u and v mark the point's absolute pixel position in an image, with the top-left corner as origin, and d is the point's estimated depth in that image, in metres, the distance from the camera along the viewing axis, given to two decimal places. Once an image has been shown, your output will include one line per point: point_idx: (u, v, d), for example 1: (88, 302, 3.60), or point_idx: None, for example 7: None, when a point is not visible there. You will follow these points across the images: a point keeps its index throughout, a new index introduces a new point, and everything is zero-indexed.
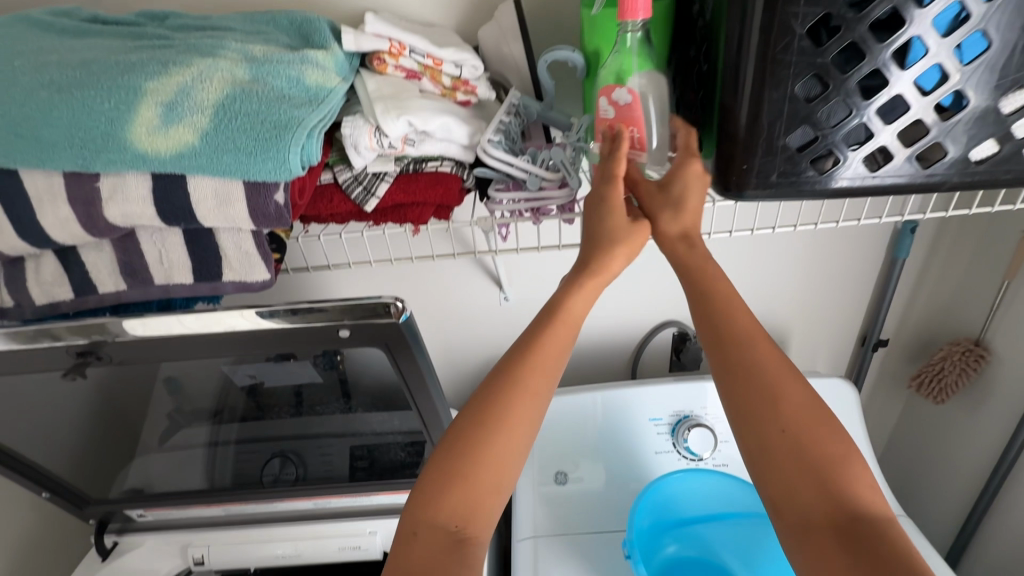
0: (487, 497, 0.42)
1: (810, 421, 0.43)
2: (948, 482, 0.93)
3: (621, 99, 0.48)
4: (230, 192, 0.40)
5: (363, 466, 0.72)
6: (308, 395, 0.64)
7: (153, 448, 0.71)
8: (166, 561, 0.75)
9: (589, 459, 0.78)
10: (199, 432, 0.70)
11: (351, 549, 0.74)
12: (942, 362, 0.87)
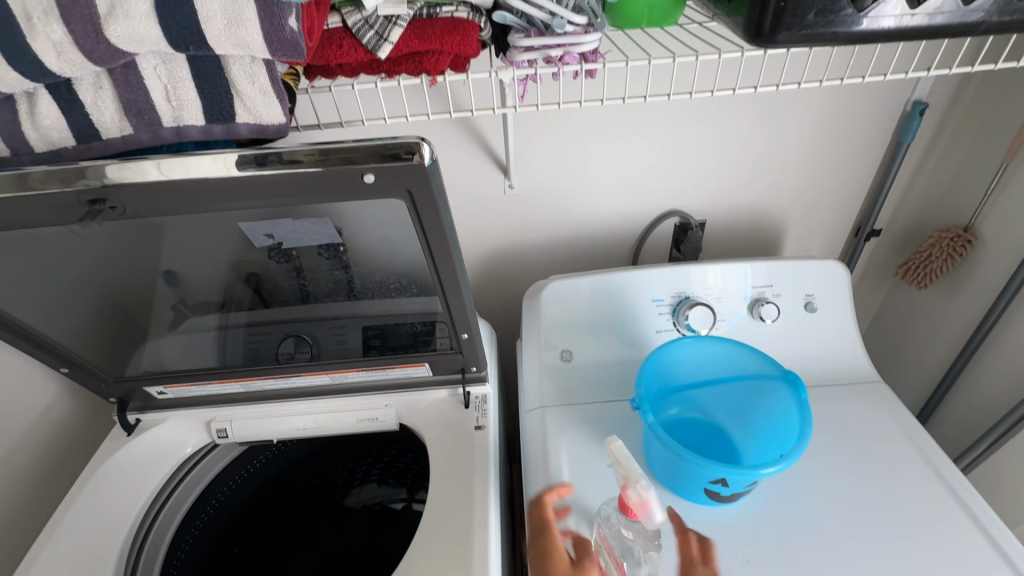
0: None
1: None
2: (921, 361, 1.01)
3: (639, 495, 0.53)
4: (241, 10, 0.37)
5: (377, 344, 0.75)
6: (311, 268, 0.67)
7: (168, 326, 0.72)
8: (191, 435, 0.78)
9: (593, 340, 0.82)
10: (213, 303, 0.71)
11: (369, 421, 0.78)
12: (930, 249, 0.90)
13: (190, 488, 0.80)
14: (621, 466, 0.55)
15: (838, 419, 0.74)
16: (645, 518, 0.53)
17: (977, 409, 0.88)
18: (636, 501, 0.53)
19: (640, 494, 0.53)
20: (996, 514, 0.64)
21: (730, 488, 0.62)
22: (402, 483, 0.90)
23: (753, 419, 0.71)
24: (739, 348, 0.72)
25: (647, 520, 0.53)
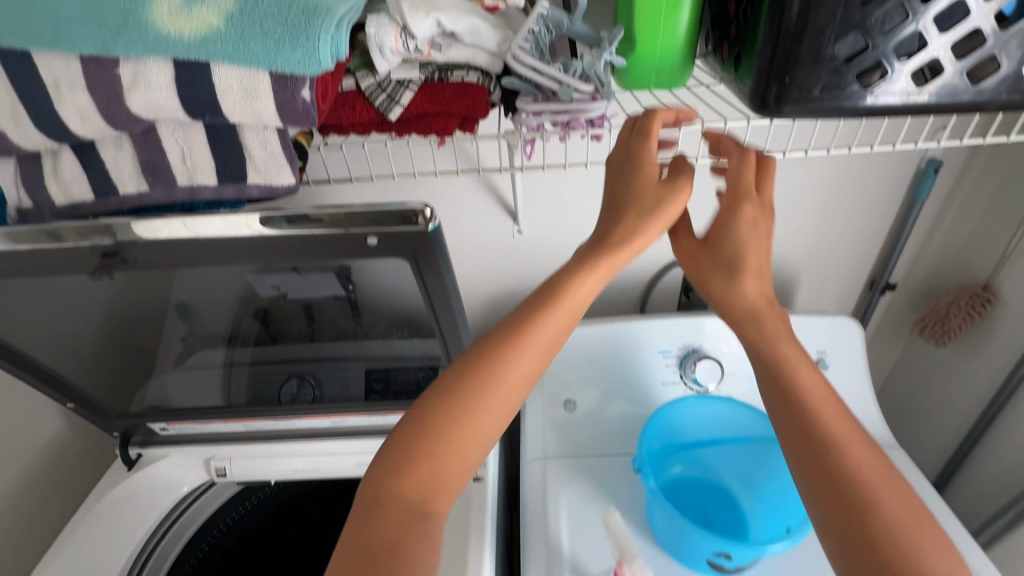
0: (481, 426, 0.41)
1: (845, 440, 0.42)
2: (940, 421, 0.97)
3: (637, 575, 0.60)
4: (256, 83, 0.38)
5: (379, 387, 0.75)
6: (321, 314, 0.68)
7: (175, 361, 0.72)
8: (189, 472, 0.78)
9: (598, 391, 0.80)
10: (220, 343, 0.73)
11: (367, 465, 0.77)
12: (948, 307, 0.88)
13: (185, 526, 0.79)
14: (618, 539, 0.63)
15: None
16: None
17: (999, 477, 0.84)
18: None
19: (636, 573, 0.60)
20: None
21: (734, 561, 0.60)
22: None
23: (762, 485, 0.68)
24: (751, 411, 0.69)
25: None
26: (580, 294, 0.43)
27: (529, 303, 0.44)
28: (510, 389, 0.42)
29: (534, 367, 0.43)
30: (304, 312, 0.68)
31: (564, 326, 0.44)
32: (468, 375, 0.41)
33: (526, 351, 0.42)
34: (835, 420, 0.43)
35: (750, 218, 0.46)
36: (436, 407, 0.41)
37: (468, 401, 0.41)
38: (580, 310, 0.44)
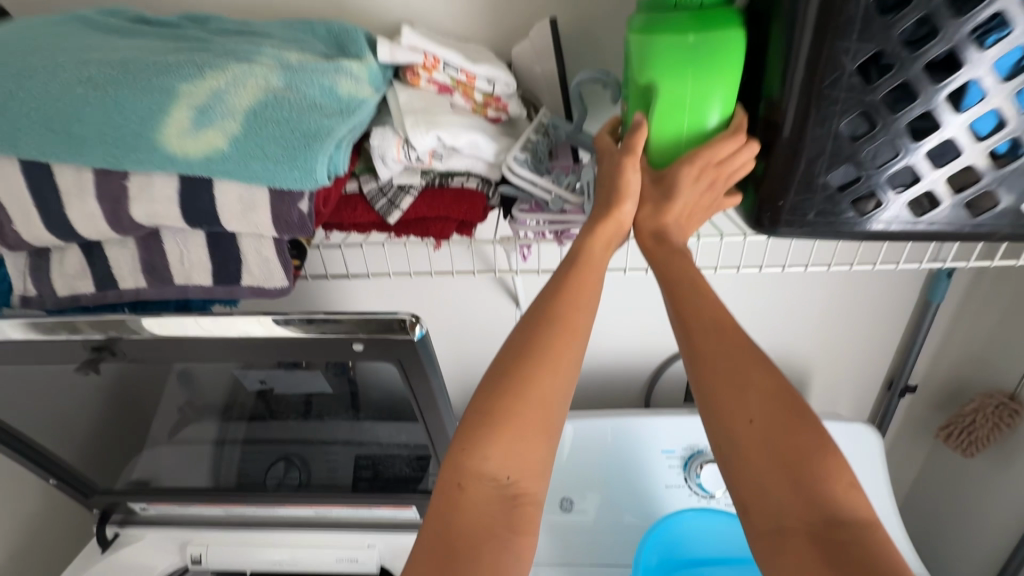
0: (529, 445, 0.39)
1: (798, 439, 0.38)
2: (974, 540, 0.89)
3: None
4: (255, 198, 0.40)
5: (367, 477, 0.71)
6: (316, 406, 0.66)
7: (164, 439, 0.71)
8: (163, 558, 0.74)
9: (596, 492, 0.76)
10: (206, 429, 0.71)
11: (348, 562, 0.73)
12: (973, 415, 0.82)
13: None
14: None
15: None
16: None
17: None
18: None
19: None
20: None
21: None
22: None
23: None
24: None
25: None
26: (595, 259, 0.44)
27: (521, 324, 0.42)
28: (530, 395, 0.39)
29: (566, 355, 0.41)
30: (303, 403, 0.66)
31: (585, 304, 0.43)
32: (496, 383, 0.40)
33: (556, 357, 0.41)
34: (794, 424, 0.38)
35: (694, 173, 0.44)
36: (479, 404, 0.40)
37: (496, 404, 0.39)
38: (599, 279, 0.44)
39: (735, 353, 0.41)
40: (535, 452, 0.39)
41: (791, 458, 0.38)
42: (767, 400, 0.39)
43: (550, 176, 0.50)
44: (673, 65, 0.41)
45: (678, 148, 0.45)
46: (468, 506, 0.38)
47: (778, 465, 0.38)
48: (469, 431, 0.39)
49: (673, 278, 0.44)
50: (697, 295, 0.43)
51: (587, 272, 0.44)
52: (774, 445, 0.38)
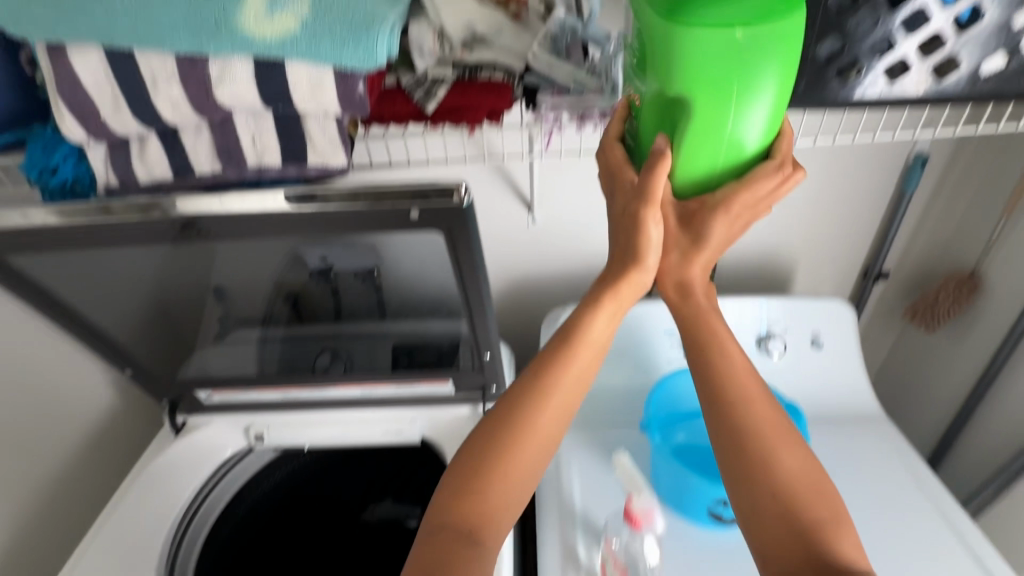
0: (516, 471, 0.47)
1: (805, 483, 0.45)
2: (930, 402, 1.03)
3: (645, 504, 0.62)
4: (322, 77, 0.46)
5: (405, 359, 0.80)
6: (347, 299, 0.73)
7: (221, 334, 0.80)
8: (230, 438, 0.85)
9: (609, 369, 0.86)
10: (249, 333, 0.78)
11: (394, 433, 0.85)
12: (937, 294, 0.94)
13: (228, 486, 0.87)
14: (628, 481, 0.63)
15: (849, 455, 0.77)
16: (647, 525, 0.62)
17: (984, 453, 0.90)
18: (640, 511, 0.62)
19: (644, 504, 0.62)
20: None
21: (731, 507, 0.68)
22: (416, 502, 0.94)
23: None
24: None
25: (650, 526, 0.62)
26: (596, 333, 0.50)
27: (536, 361, 0.51)
28: (540, 428, 0.48)
29: (565, 403, 0.49)
30: (333, 299, 0.73)
31: (579, 378, 0.50)
32: (502, 419, 0.48)
33: (549, 397, 0.49)
34: (795, 470, 0.45)
35: (727, 211, 0.46)
36: (486, 446, 0.48)
37: (506, 436, 0.48)
38: (597, 350, 0.51)
39: (738, 421, 0.47)
40: (516, 476, 0.47)
41: (795, 498, 0.44)
42: (774, 438, 0.46)
43: (570, 61, 0.56)
44: (711, 76, 0.40)
45: (713, 167, 0.46)
46: (450, 537, 0.44)
47: (781, 513, 0.44)
48: (476, 466, 0.47)
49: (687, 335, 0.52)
50: (704, 348, 0.50)
51: (593, 324, 0.50)
52: (785, 496, 0.45)
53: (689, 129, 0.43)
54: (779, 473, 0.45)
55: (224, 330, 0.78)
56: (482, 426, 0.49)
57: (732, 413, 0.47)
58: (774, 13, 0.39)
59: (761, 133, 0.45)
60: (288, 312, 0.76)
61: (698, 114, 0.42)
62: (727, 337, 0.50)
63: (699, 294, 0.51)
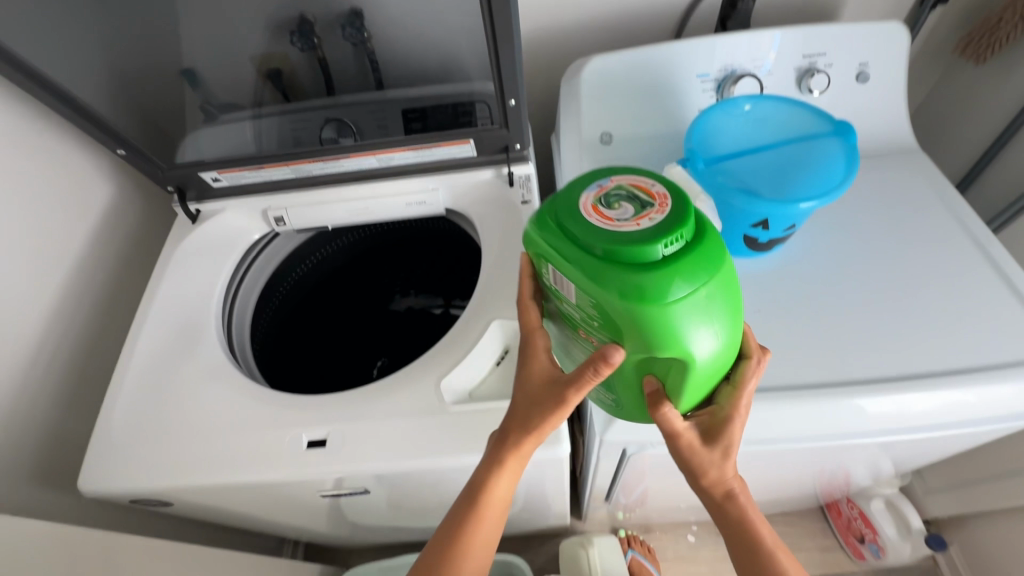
0: (465, 573, 0.54)
1: (763, 526, 0.55)
2: (966, 144, 1.00)
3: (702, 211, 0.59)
4: None
5: (417, 120, 0.75)
6: (335, 61, 0.70)
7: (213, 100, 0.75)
8: (252, 222, 0.84)
9: (636, 124, 0.80)
10: (241, 94, 0.74)
11: (417, 205, 0.82)
12: (999, 18, 0.82)
13: (263, 268, 0.89)
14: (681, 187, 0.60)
15: (885, 185, 0.76)
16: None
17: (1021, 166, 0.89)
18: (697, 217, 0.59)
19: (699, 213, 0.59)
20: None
21: (769, 233, 0.64)
22: (439, 291, 0.96)
23: (795, 179, 0.67)
24: (779, 104, 0.70)
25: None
26: (495, 494, 0.54)
27: (456, 511, 0.55)
28: (473, 553, 0.54)
29: (488, 536, 0.55)
30: (318, 62, 0.70)
31: (493, 518, 0.55)
32: (441, 556, 0.53)
33: (471, 538, 0.54)
34: (757, 524, 0.55)
35: (705, 419, 0.53)
36: (430, 566, 0.54)
37: (444, 572, 0.53)
38: (499, 504, 0.55)
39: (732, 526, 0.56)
40: (466, 575, 0.54)
41: (756, 541, 0.55)
42: (741, 525, 0.55)
43: None
44: (675, 338, 0.44)
45: (707, 390, 0.51)
46: None
47: (751, 548, 0.55)
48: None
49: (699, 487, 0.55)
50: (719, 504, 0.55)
51: (488, 505, 0.54)
52: (752, 537, 0.55)
53: (682, 384, 0.48)
54: (743, 530, 0.55)
55: (218, 113, 0.76)
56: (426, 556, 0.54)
57: (724, 501, 0.55)
58: (681, 257, 0.44)
59: (728, 332, 0.48)
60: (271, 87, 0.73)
61: (680, 323, 0.44)
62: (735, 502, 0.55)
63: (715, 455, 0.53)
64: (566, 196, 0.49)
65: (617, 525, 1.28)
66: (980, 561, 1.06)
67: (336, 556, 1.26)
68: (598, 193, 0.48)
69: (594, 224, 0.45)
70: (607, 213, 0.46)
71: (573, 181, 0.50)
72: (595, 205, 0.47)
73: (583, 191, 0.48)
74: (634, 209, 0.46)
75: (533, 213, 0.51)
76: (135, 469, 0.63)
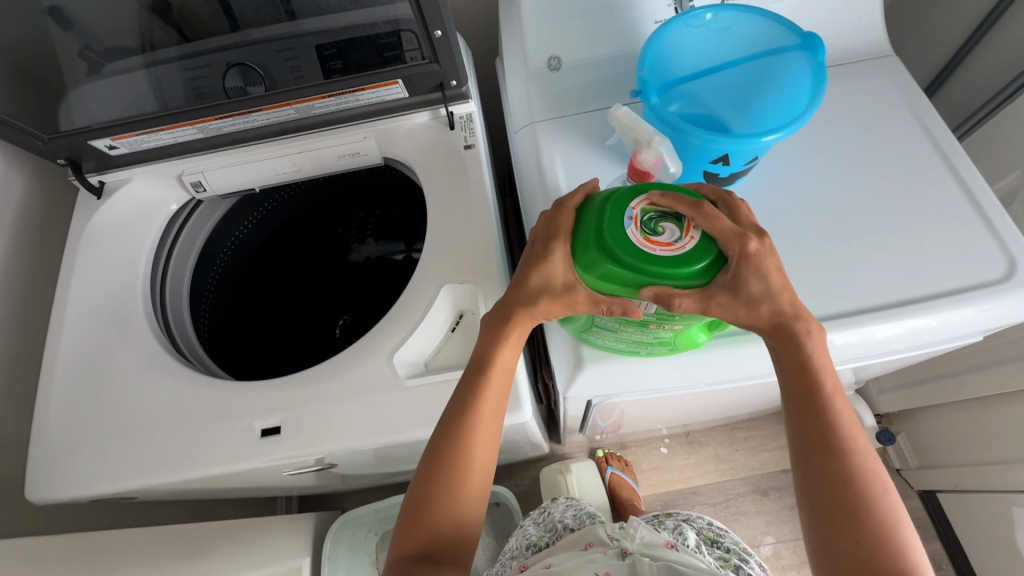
0: (475, 446, 0.54)
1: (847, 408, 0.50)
2: (931, 41, 0.93)
3: (654, 154, 0.54)
4: None
5: (336, 61, 0.64)
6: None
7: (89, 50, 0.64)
8: (168, 190, 0.76)
9: (586, 43, 0.71)
10: (124, 41, 0.63)
11: (351, 157, 0.75)
12: None
13: (197, 233, 0.82)
14: (631, 130, 0.56)
15: (852, 98, 0.70)
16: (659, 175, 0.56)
17: (995, 63, 0.82)
18: (651, 162, 0.54)
19: (653, 155, 0.54)
20: (998, 201, 0.62)
21: (730, 168, 0.59)
22: (399, 236, 0.88)
23: (762, 100, 0.61)
24: (744, 16, 0.62)
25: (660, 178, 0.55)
26: (501, 365, 0.55)
27: (465, 382, 0.55)
28: (483, 426, 0.54)
29: (494, 411, 0.55)
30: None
31: (499, 392, 0.56)
32: (450, 429, 0.54)
33: (478, 414, 0.54)
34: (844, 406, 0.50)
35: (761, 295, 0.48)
36: (439, 440, 0.54)
37: (455, 446, 0.53)
38: (505, 377, 0.56)
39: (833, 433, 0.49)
40: (474, 449, 0.54)
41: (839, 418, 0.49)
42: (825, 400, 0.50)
43: None
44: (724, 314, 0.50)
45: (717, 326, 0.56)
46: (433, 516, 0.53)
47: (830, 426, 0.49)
48: (433, 460, 0.54)
49: (803, 380, 0.50)
50: (820, 398, 0.49)
51: (495, 375, 0.55)
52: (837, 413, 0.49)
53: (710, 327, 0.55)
54: (828, 406, 0.49)
55: (104, 62, 0.64)
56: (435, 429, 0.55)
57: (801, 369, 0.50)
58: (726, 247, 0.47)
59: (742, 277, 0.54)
60: (164, 30, 0.63)
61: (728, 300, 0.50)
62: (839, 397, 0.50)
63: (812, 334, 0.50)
64: (613, 244, 0.46)
65: (595, 446, 1.34)
66: (924, 448, 1.15)
67: (329, 501, 1.31)
68: (634, 225, 0.46)
69: (665, 255, 0.45)
70: (661, 240, 0.46)
71: (599, 226, 0.48)
72: (647, 238, 0.46)
73: (625, 233, 0.46)
74: (676, 225, 0.47)
75: (583, 272, 0.49)
76: (85, 473, 0.60)
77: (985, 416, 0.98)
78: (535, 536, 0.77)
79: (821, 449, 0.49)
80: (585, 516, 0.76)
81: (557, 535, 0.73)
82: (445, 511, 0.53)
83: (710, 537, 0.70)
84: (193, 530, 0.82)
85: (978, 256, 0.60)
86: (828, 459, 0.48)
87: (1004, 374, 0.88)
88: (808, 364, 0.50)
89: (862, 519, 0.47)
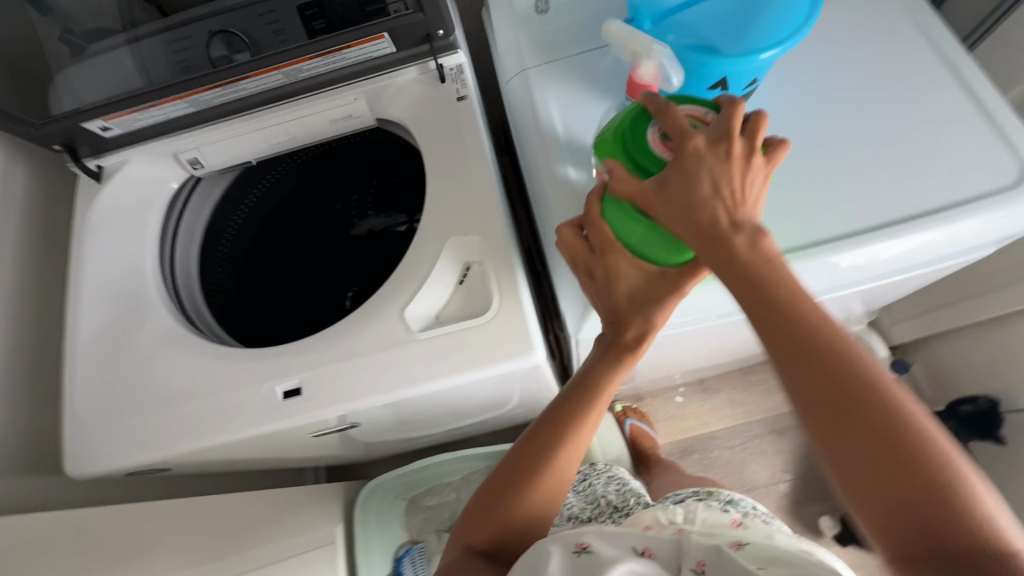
0: (568, 464, 0.56)
1: (808, 304, 0.43)
2: None
3: (653, 65, 0.54)
4: None
5: (318, 17, 0.63)
6: None
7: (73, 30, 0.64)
8: (165, 170, 0.76)
9: None
10: None
11: (344, 120, 0.74)
12: None
13: (198, 213, 0.83)
14: (627, 44, 0.56)
15: (851, 15, 0.68)
16: (659, 87, 0.56)
17: None
18: (650, 74, 0.54)
19: (652, 66, 0.54)
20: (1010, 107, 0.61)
21: (728, 94, 0.58)
22: (404, 200, 0.87)
23: (763, 16, 0.58)
24: None
25: (662, 90, 0.56)
26: (607, 382, 0.56)
27: (572, 392, 0.57)
28: (577, 446, 0.56)
29: (589, 431, 0.57)
30: None
31: (601, 410, 0.57)
32: (549, 442, 0.55)
33: (577, 433, 0.56)
34: (808, 306, 0.43)
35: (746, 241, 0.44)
36: (527, 449, 0.56)
37: (540, 459, 0.55)
38: (609, 395, 0.57)
39: (796, 339, 0.42)
40: (564, 467, 0.56)
41: (803, 320, 0.42)
42: (782, 302, 0.43)
43: None
44: None
45: None
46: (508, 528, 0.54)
47: (793, 332, 0.42)
48: (518, 470, 0.55)
49: (754, 290, 0.43)
50: (778, 306, 0.43)
51: (602, 395, 0.56)
52: (798, 313, 0.42)
53: None
54: (784, 306, 0.43)
55: (86, 43, 0.67)
56: (526, 437, 0.57)
57: (753, 272, 0.44)
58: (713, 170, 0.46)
59: None
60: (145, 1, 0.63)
61: None
62: (803, 300, 0.43)
63: (743, 237, 0.44)
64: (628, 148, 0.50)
65: (611, 400, 1.35)
66: (938, 374, 1.16)
67: (356, 471, 1.35)
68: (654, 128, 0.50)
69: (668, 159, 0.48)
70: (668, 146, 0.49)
71: (620, 127, 0.52)
72: (658, 142, 0.49)
73: (644, 134, 0.50)
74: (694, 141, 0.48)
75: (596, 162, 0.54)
76: (120, 445, 0.62)
77: (998, 335, 0.98)
78: (577, 507, 0.79)
79: (795, 354, 0.42)
80: (629, 493, 0.77)
81: (600, 511, 0.76)
82: (520, 520, 0.54)
83: (757, 524, 0.66)
84: (227, 502, 0.86)
85: (990, 164, 0.58)
86: (803, 372, 0.41)
87: (1017, 290, 0.87)
88: (752, 266, 0.44)
89: (862, 429, 0.39)
